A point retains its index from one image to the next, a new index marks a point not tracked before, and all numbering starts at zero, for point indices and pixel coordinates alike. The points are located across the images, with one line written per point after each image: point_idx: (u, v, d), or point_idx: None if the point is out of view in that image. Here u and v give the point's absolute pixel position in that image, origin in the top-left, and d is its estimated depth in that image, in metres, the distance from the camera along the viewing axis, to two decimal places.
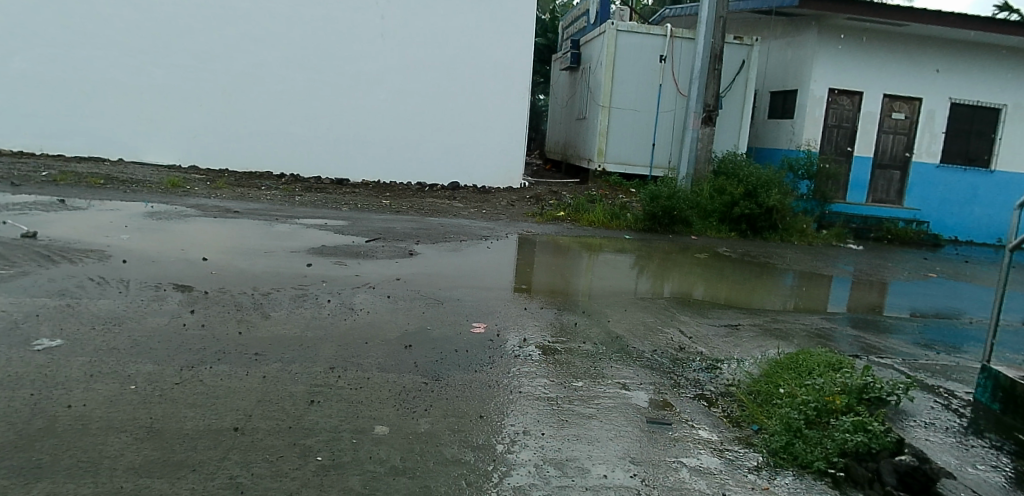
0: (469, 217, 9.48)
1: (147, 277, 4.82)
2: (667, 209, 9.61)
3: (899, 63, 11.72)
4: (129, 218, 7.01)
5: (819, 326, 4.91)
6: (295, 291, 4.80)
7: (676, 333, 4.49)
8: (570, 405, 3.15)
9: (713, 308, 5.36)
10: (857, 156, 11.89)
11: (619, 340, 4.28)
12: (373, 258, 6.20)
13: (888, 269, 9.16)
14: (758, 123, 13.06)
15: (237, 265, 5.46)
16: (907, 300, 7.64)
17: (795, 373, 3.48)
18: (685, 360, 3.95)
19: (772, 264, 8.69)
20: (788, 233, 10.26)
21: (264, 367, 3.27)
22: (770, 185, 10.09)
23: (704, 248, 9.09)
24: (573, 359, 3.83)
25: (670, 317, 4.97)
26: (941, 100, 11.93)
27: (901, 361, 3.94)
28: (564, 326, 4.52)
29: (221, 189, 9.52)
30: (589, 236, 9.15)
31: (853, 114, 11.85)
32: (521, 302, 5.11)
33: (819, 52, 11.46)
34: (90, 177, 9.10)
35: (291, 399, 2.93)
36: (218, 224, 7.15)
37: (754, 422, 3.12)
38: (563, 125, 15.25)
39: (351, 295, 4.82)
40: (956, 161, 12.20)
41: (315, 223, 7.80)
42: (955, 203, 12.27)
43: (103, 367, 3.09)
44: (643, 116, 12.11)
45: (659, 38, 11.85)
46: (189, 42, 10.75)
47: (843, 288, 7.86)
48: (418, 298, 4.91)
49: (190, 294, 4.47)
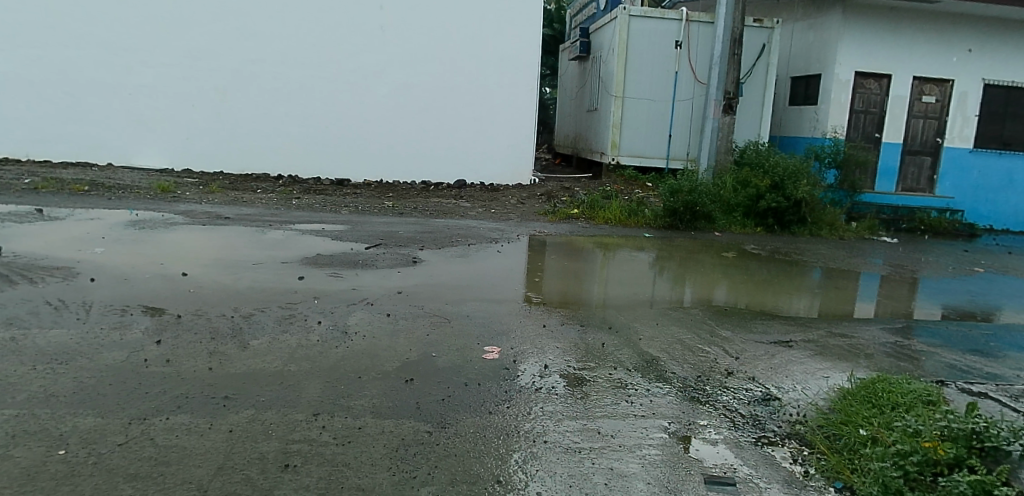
0: (477, 218, 8.89)
1: (113, 298, 4.25)
2: (690, 204, 8.96)
3: (930, 43, 11.00)
4: (109, 228, 6.45)
5: (879, 340, 4.28)
6: (282, 311, 4.22)
7: (720, 354, 3.87)
8: (606, 460, 2.56)
9: (756, 319, 4.74)
10: (886, 143, 11.18)
11: (656, 364, 3.67)
12: (374, 268, 5.62)
13: (927, 264, 8.51)
14: (779, 110, 12.36)
15: (219, 280, 4.88)
16: (943, 297, 7.02)
17: (878, 411, 2.90)
18: (735, 389, 3.34)
19: (803, 261, 8.05)
20: (817, 227, 9.60)
21: (232, 418, 2.68)
22: (799, 175, 9.39)
23: (731, 246, 8.46)
24: (604, 392, 3.22)
25: (711, 333, 4.34)
26: (974, 82, 11.19)
27: (998, 388, 3.29)
28: (590, 347, 3.90)
29: (213, 193, 8.99)
30: (604, 235, 8.53)
31: (881, 99, 11.14)
32: (539, 317, 4.52)
33: (845, 33, 10.76)
34: (74, 184, 8.58)
35: (261, 463, 2.37)
36: (206, 233, 6.59)
37: (837, 479, 2.53)
38: (572, 118, 14.62)
39: (345, 315, 4.23)
40: (991, 145, 11.46)
41: (312, 229, 7.23)
42: (992, 189, 11.52)
43: (31, 424, 2.53)
44: (659, 105, 11.45)
45: (674, 22, 11.16)
46: (181, 39, 10.29)
47: (872, 285, 7.25)
48: (423, 317, 4.32)
49: (160, 319, 3.89)
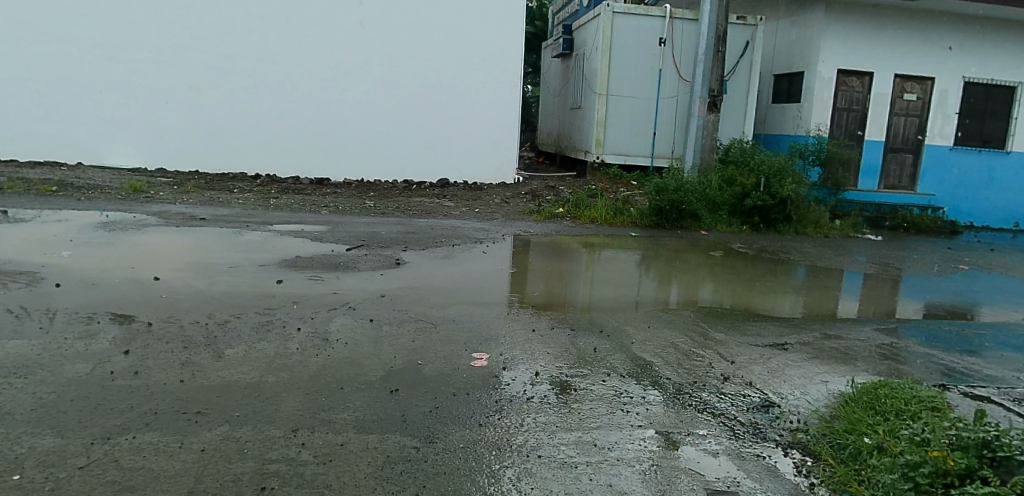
0: (461, 217, 8.73)
1: (78, 305, 4.03)
2: (676, 203, 8.87)
3: (910, 41, 11.04)
4: (77, 230, 6.19)
5: (875, 342, 4.20)
6: (259, 317, 4.03)
7: (715, 358, 3.76)
8: (603, 476, 2.42)
9: (749, 321, 4.64)
10: (868, 140, 11.20)
11: (650, 370, 3.54)
12: (355, 270, 5.43)
13: (912, 262, 8.51)
14: (762, 108, 12.34)
15: (192, 284, 4.67)
16: (926, 294, 7.01)
17: (883, 419, 2.79)
18: (733, 396, 3.22)
19: (790, 260, 8.00)
20: (803, 225, 9.57)
21: (204, 436, 2.50)
22: (784, 173, 9.35)
23: (717, 245, 8.39)
24: (597, 400, 3.08)
25: (704, 336, 4.23)
26: (954, 79, 11.25)
27: (1001, 392, 3.22)
28: (582, 353, 3.77)
29: (188, 193, 8.73)
30: (590, 234, 8.41)
31: (863, 97, 11.16)
32: (528, 321, 4.38)
33: (827, 31, 10.75)
34: (41, 184, 8.26)
35: (235, 487, 2.20)
36: (179, 234, 6.35)
37: (845, 491, 2.41)
38: (555, 116, 14.50)
39: (326, 321, 4.05)
40: (971, 143, 11.54)
41: (290, 230, 7.02)
42: (972, 186, 11.60)
43: None
44: (643, 103, 11.36)
45: (658, 19, 11.08)
46: (153, 34, 9.99)
47: (856, 283, 7.23)
48: (408, 322, 4.15)
49: (129, 328, 3.68)
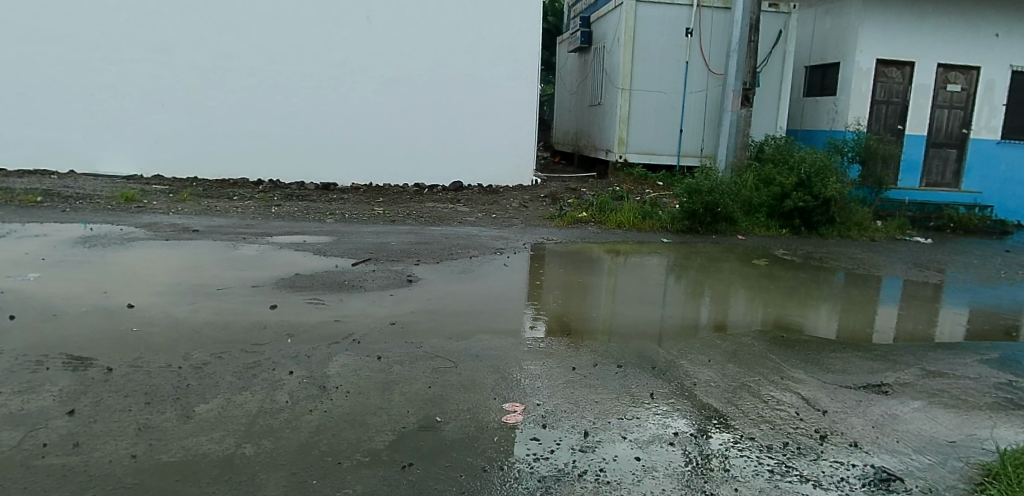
0: (477, 224, 8.05)
1: (28, 344, 3.35)
2: (710, 205, 8.11)
3: (955, 28, 10.21)
4: (52, 246, 5.57)
5: (987, 381, 3.46)
6: (244, 358, 3.34)
7: (801, 408, 3.04)
8: None
9: (829, 352, 3.91)
10: (910, 134, 10.36)
11: (729, 427, 2.83)
12: (363, 291, 4.75)
13: (971, 267, 7.71)
14: (795, 101, 11.55)
15: (171, 313, 4.00)
16: (999, 303, 6.22)
17: None
18: (839, 466, 2.54)
19: (836, 267, 7.23)
20: (846, 227, 8.78)
21: None
22: (826, 171, 8.55)
23: (758, 251, 7.63)
24: (671, 483, 2.36)
25: (783, 375, 3.48)
26: (1001, 69, 10.41)
27: None
28: (638, 401, 3.04)
29: (183, 202, 8.09)
30: (618, 241, 7.68)
31: (903, 88, 10.32)
32: (567, 357, 3.65)
33: (866, 18, 9.95)
34: (25, 194, 7.65)
35: None
36: (166, 249, 5.70)
37: None
38: (573, 113, 13.77)
39: (323, 361, 3.34)
40: (1018, 137, 10.70)
41: (291, 242, 6.37)
42: (1019, 183, 10.76)
43: None
44: (669, 97, 10.61)
45: (683, 8, 10.33)
46: (147, 31, 9.36)
47: (903, 291, 6.47)
48: (423, 360, 3.46)
49: (83, 376, 3.00)
